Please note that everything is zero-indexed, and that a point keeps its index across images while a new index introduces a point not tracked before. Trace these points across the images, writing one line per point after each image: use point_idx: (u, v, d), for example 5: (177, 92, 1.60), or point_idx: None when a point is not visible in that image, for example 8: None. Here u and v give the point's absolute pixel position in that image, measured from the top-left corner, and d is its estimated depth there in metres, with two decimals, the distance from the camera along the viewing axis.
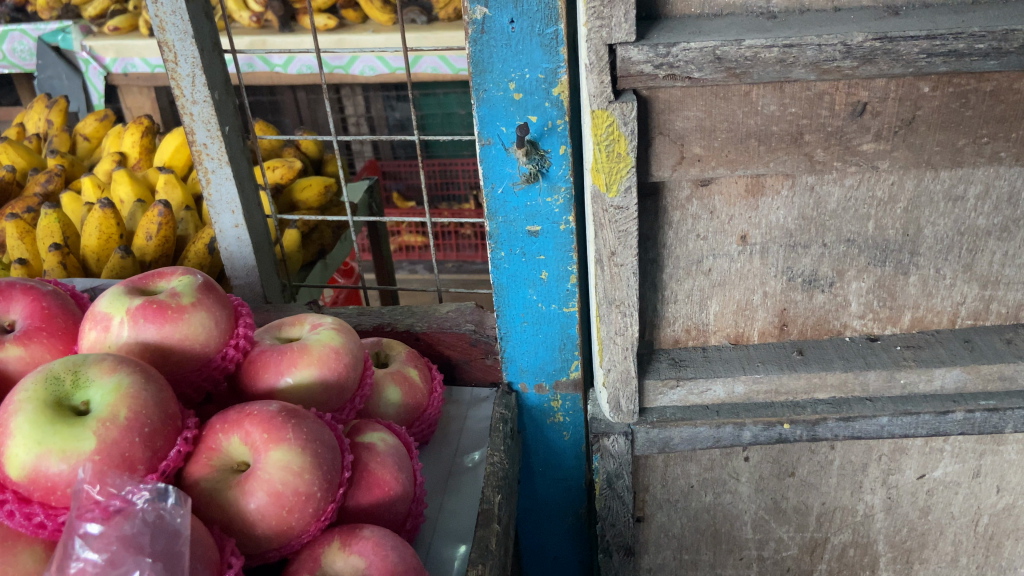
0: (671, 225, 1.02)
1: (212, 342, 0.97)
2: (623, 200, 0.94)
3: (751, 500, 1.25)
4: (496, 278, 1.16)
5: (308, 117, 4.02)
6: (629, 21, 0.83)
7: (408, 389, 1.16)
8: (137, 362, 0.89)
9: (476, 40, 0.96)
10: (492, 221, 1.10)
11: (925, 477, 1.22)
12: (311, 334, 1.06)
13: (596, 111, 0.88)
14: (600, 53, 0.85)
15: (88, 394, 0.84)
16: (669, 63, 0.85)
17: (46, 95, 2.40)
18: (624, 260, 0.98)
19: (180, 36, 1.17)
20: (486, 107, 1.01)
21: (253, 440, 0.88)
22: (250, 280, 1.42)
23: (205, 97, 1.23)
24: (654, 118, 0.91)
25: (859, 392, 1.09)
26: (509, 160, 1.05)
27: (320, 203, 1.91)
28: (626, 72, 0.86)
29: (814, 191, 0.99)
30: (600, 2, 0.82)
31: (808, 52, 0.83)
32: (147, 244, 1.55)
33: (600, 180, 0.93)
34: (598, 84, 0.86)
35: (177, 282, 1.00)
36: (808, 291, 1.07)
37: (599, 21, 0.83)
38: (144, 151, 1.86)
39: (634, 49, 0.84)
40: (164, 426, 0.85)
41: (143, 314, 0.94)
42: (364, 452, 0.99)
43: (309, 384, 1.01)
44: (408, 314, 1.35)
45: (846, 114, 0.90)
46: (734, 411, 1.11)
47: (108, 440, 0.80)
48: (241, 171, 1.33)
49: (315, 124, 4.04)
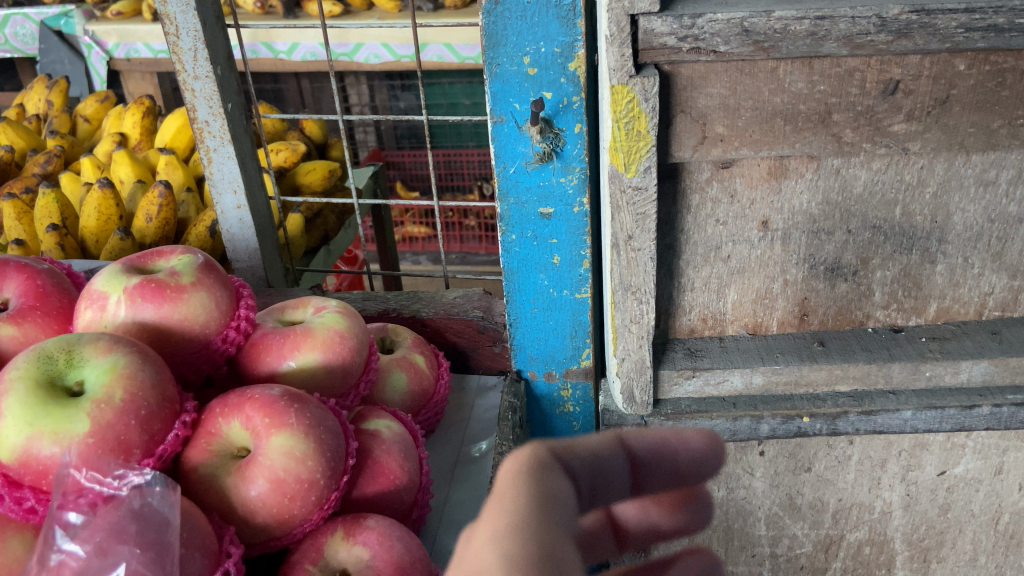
0: (690, 209, 0.98)
1: (212, 323, 0.94)
2: (642, 180, 0.89)
3: (765, 496, 1.21)
4: (506, 262, 1.12)
5: (312, 105, 3.98)
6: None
7: (415, 375, 1.13)
8: (134, 341, 0.85)
9: (489, 11, 0.92)
10: (503, 202, 1.06)
11: (945, 474, 1.18)
12: (315, 317, 1.03)
13: (616, 86, 0.84)
14: (622, 25, 0.80)
15: (82, 374, 0.80)
16: (694, 35, 0.81)
17: (47, 76, 2.36)
18: (642, 244, 0.94)
19: (182, 8, 1.13)
20: (499, 82, 0.97)
21: (254, 424, 0.84)
22: (252, 264, 1.39)
23: (207, 72, 1.19)
24: (676, 95, 0.87)
25: (882, 385, 1.05)
26: (523, 138, 1.01)
27: (324, 187, 1.88)
28: (649, 45, 0.82)
29: (839, 175, 0.95)
30: None
31: (840, 25, 0.79)
32: (147, 226, 1.52)
33: (618, 160, 0.89)
34: (619, 58, 0.82)
35: (177, 262, 0.96)
36: (830, 280, 1.03)
37: None
38: (145, 132, 1.82)
39: (658, 20, 0.80)
40: (161, 409, 0.81)
41: (141, 293, 0.90)
42: (369, 439, 0.95)
43: (312, 368, 0.97)
44: (414, 300, 1.31)
45: (877, 92, 0.86)
46: (751, 404, 1.08)
47: (102, 422, 0.77)
48: (244, 150, 1.29)
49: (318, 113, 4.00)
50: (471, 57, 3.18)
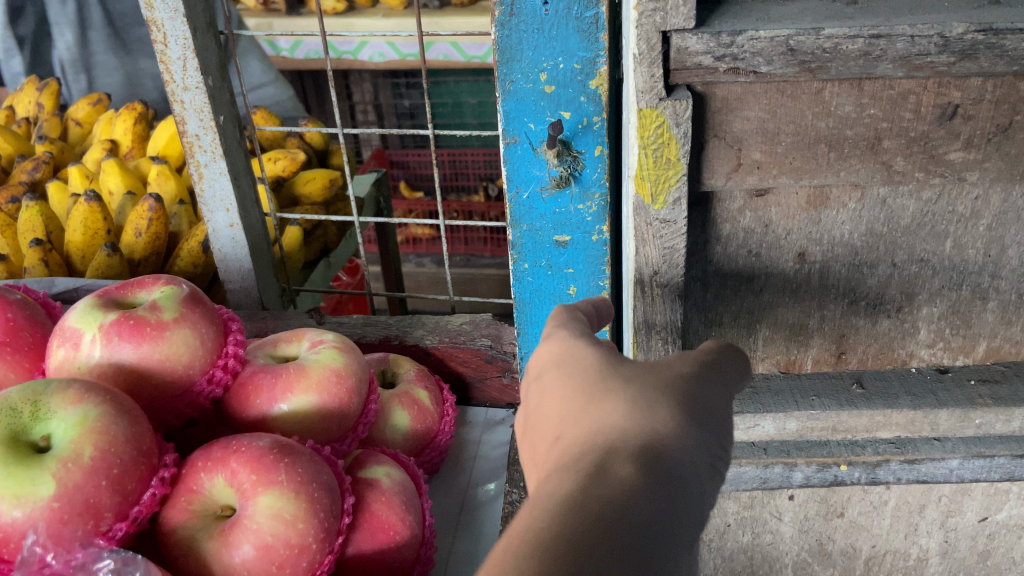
0: (720, 240, 0.89)
1: (197, 363, 0.85)
2: (670, 212, 0.82)
3: (793, 541, 1.13)
4: (518, 292, 1.04)
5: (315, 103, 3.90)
6: (688, 4, 0.70)
7: (418, 413, 1.05)
8: (107, 387, 0.77)
9: (503, 24, 0.84)
10: (516, 228, 0.98)
11: (987, 520, 1.09)
12: (310, 353, 0.94)
13: (643, 109, 0.75)
14: (652, 43, 0.72)
15: (49, 427, 0.72)
16: (732, 55, 0.72)
17: (38, 76, 2.28)
18: (667, 279, 0.87)
19: (170, 14, 1.05)
20: (513, 101, 0.88)
21: (240, 482, 0.76)
22: (246, 285, 1.30)
23: (197, 82, 1.10)
24: (709, 117, 0.78)
25: (927, 432, 0.99)
26: (538, 161, 0.92)
27: (324, 197, 1.80)
28: (682, 65, 0.74)
29: (885, 205, 0.86)
30: None
31: (897, 44, 0.71)
32: (136, 241, 1.44)
33: (645, 190, 0.81)
34: (648, 79, 0.74)
35: (159, 294, 0.88)
36: (871, 316, 0.94)
37: (651, 3, 0.70)
38: (137, 139, 1.74)
39: (693, 37, 0.72)
40: (135, 466, 0.73)
41: (118, 332, 0.82)
42: (366, 490, 0.87)
43: (306, 412, 0.89)
44: (417, 325, 1.23)
45: (933, 117, 0.77)
46: (783, 450, 1.02)
47: (70, 484, 0.68)
48: (238, 164, 1.21)
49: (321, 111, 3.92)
50: (477, 56, 3.10)
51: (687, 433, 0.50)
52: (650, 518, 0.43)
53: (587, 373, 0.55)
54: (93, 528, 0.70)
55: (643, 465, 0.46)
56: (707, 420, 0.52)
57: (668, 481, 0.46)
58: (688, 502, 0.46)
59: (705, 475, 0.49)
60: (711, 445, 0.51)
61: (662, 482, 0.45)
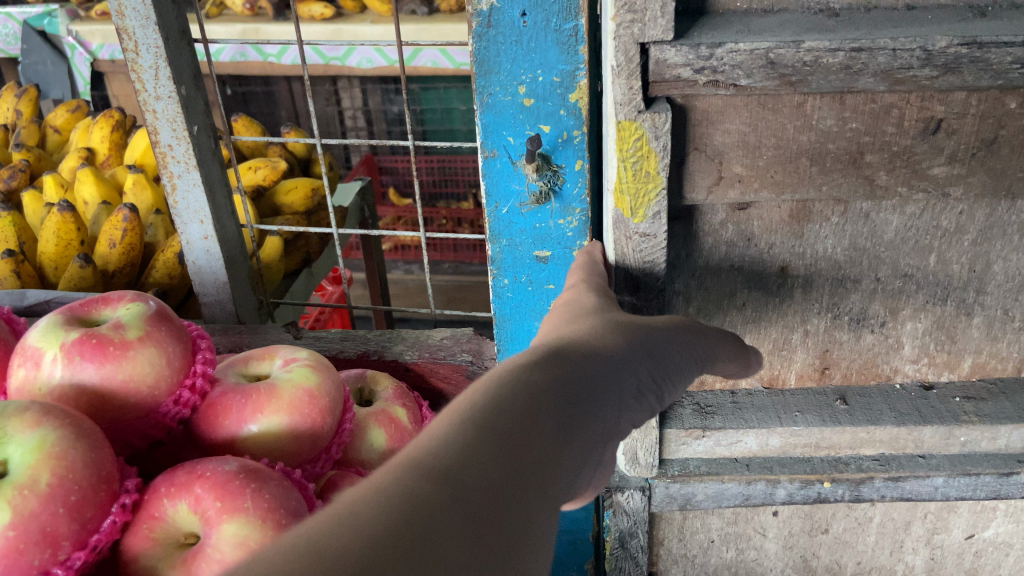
0: (703, 253, 0.88)
1: (163, 383, 0.83)
2: (650, 227, 0.80)
3: (778, 558, 1.11)
4: (497, 308, 1.02)
5: (303, 109, 3.88)
6: (666, 14, 0.68)
7: (395, 431, 1.02)
8: (67, 411, 0.74)
9: (480, 35, 0.82)
10: (495, 243, 0.96)
11: (974, 537, 1.08)
12: (282, 371, 0.92)
13: (622, 121, 0.74)
14: (630, 55, 0.71)
15: (4, 452, 0.69)
16: (712, 67, 0.71)
17: (17, 83, 2.25)
18: (648, 292, 0.86)
19: (141, 22, 1.03)
20: (491, 114, 0.87)
21: (204, 508, 0.73)
22: (221, 298, 1.28)
23: (170, 92, 1.08)
24: (688, 130, 0.77)
25: (912, 449, 0.97)
26: (517, 175, 0.91)
27: (306, 207, 1.78)
28: (661, 78, 0.72)
29: (868, 219, 0.85)
30: None
31: (880, 58, 0.69)
32: (111, 252, 1.41)
33: (624, 204, 0.79)
34: (627, 90, 0.72)
35: (125, 312, 0.85)
36: (855, 331, 0.93)
37: (630, 15, 0.69)
38: (114, 147, 1.71)
39: (672, 50, 0.70)
40: (95, 492, 0.70)
41: (81, 351, 0.79)
42: None
43: (275, 434, 0.87)
44: (397, 340, 1.21)
45: (916, 131, 0.76)
46: (766, 466, 0.99)
47: (25, 512, 0.66)
48: (213, 175, 1.19)
49: (309, 116, 3.91)
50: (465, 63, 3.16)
51: (619, 354, 0.59)
52: (575, 387, 0.51)
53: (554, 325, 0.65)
54: (50, 558, 0.67)
55: (580, 357, 0.55)
56: (637, 351, 0.61)
57: (596, 371, 0.54)
58: (609, 391, 0.54)
59: (628, 385, 0.57)
60: (640, 369, 0.60)
61: (593, 371, 0.54)
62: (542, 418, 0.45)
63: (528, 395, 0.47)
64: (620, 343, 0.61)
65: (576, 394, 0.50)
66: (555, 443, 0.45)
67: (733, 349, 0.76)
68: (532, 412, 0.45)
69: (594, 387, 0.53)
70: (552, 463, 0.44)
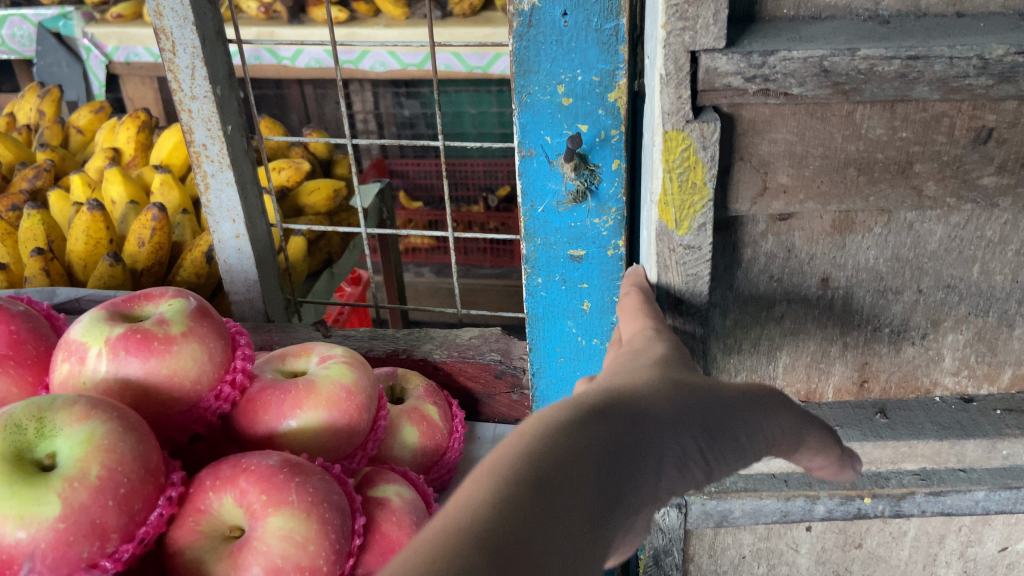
0: (744, 268, 0.87)
1: (205, 378, 0.83)
2: (695, 238, 0.80)
3: (809, 572, 1.10)
4: (530, 307, 1.02)
5: (315, 112, 3.89)
6: (719, 22, 0.68)
7: (428, 429, 1.03)
8: (113, 404, 0.75)
9: (522, 35, 0.82)
10: (530, 242, 0.96)
11: (1007, 550, 1.07)
12: (319, 368, 0.92)
13: (669, 131, 0.73)
14: (680, 63, 0.70)
15: (54, 445, 0.70)
16: (763, 76, 0.70)
17: (39, 84, 2.26)
18: (690, 309, 0.86)
19: (178, 22, 1.03)
20: (529, 113, 0.86)
21: (249, 503, 0.75)
22: (251, 297, 1.28)
23: (205, 91, 1.08)
24: (736, 138, 0.76)
25: (953, 462, 0.97)
26: (554, 175, 0.90)
27: (328, 208, 1.78)
28: (710, 87, 0.71)
29: (912, 230, 0.84)
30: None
31: (936, 66, 0.69)
32: (139, 251, 1.41)
33: (669, 216, 0.79)
34: (675, 100, 0.72)
35: (167, 307, 0.86)
36: (895, 343, 0.92)
37: (680, 22, 0.68)
38: (140, 147, 1.72)
39: (723, 58, 0.69)
40: (142, 485, 0.71)
41: (125, 346, 0.80)
42: (377, 509, 0.85)
43: (315, 430, 0.87)
44: (426, 339, 1.21)
45: (967, 140, 0.75)
46: (805, 482, 1.00)
47: (75, 504, 0.67)
48: (244, 174, 1.19)
49: (321, 120, 3.91)
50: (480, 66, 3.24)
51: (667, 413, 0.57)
52: (612, 459, 0.49)
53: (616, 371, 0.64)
54: (99, 550, 0.68)
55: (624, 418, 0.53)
56: (685, 407, 0.58)
57: (638, 438, 0.53)
58: (647, 457, 0.52)
59: (672, 450, 0.55)
60: (690, 428, 0.57)
61: (634, 437, 0.52)
62: (556, 515, 0.43)
63: (563, 474, 0.46)
64: (672, 399, 0.58)
65: (600, 475, 0.48)
66: (578, 530, 0.44)
67: (822, 438, 0.69)
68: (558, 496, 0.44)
69: (632, 457, 0.51)
70: (558, 559, 0.42)
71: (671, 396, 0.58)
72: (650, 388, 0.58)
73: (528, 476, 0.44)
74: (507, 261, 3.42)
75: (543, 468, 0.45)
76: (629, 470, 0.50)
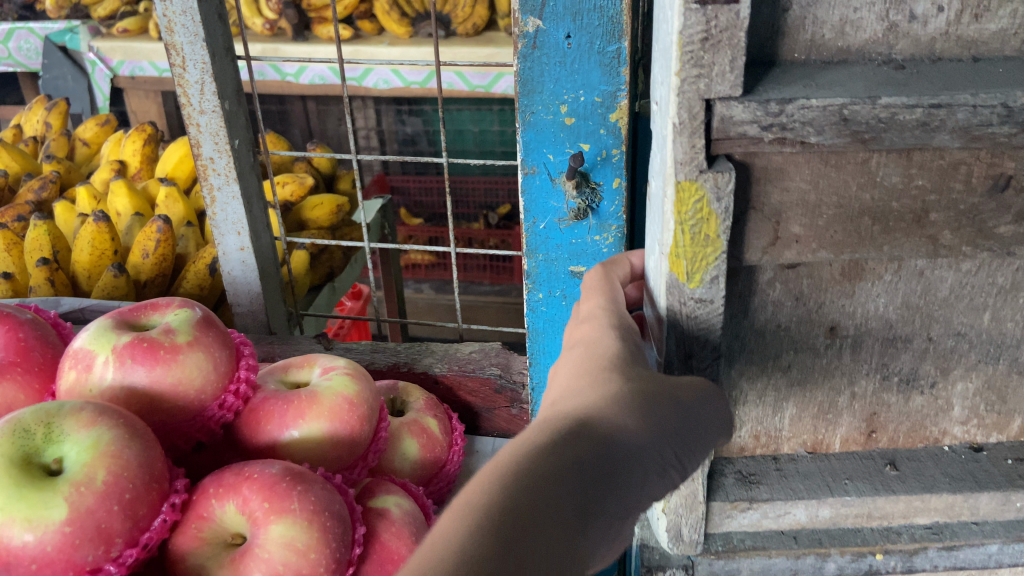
0: (767, 317, 0.73)
1: (209, 387, 0.85)
2: (706, 292, 0.66)
3: None
4: (530, 322, 1.02)
5: (318, 129, 3.93)
6: (735, 69, 0.57)
7: (428, 442, 1.03)
8: (122, 412, 0.76)
9: (526, 56, 0.84)
10: (531, 258, 0.97)
11: None
12: (321, 380, 0.94)
13: (680, 182, 0.61)
14: (693, 112, 0.59)
15: (61, 450, 0.71)
16: (780, 125, 0.59)
17: (48, 97, 2.28)
18: (704, 365, 0.71)
19: (190, 39, 1.06)
20: (532, 132, 0.89)
21: (252, 509, 0.75)
22: (254, 308, 1.30)
23: (214, 106, 1.11)
24: (749, 189, 0.64)
25: None
26: (556, 193, 0.92)
27: (331, 223, 1.81)
28: (725, 136, 0.60)
29: None
30: (699, 44, 0.56)
31: None
32: (143, 262, 1.43)
33: (679, 270, 0.66)
34: (686, 150, 0.60)
35: (173, 316, 0.87)
36: (904, 392, 0.78)
37: (695, 69, 0.57)
38: (145, 160, 1.74)
39: (738, 106, 0.58)
40: (147, 492, 0.72)
41: (132, 353, 0.81)
42: (377, 519, 0.86)
43: (316, 439, 0.88)
44: (427, 352, 1.22)
45: (983, 188, 0.64)
46: (815, 539, 0.83)
47: (82, 508, 0.68)
48: (250, 188, 1.21)
49: (323, 136, 3.95)
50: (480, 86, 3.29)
51: (640, 420, 0.59)
52: (578, 492, 0.52)
53: (589, 355, 0.66)
54: (103, 555, 0.69)
55: (593, 436, 0.56)
56: (666, 410, 0.60)
57: (605, 458, 0.55)
58: (617, 474, 0.55)
59: (648, 462, 0.57)
60: (666, 440, 0.59)
61: (601, 459, 0.55)
62: (518, 547, 0.47)
63: (527, 511, 0.49)
64: (647, 406, 0.60)
65: (570, 508, 0.51)
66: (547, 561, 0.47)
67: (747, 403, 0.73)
68: (527, 535, 0.47)
69: (606, 480, 0.54)
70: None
71: (642, 414, 0.59)
72: (619, 406, 0.59)
73: (488, 526, 0.47)
74: (506, 280, 3.45)
75: (511, 511, 0.48)
76: (595, 500, 0.52)
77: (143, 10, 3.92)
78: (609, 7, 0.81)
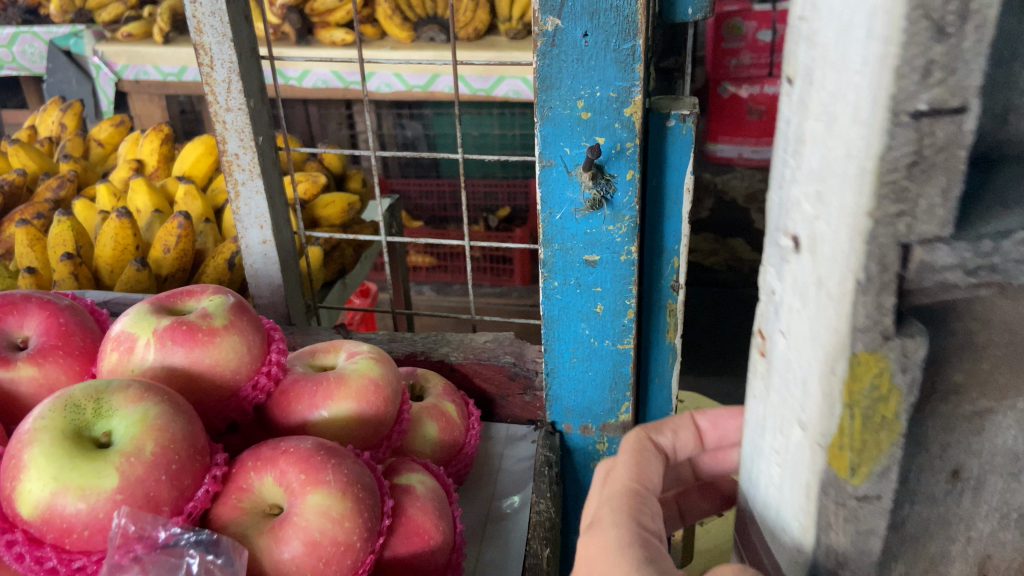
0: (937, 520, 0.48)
1: (244, 369, 0.89)
2: (874, 495, 0.44)
3: None
4: (546, 310, 1.06)
5: (319, 132, 3.99)
6: (951, 200, 0.36)
7: (446, 425, 1.08)
8: (165, 389, 0.80)
9: (545, 53, 0.89)
10: (547, 248, 1.01)
11: None
12: (347, 363, 0.98)
13: (857, 354, 0.39)
14: (884, 259, 0.37)
15: (110, 424, 0.75)
16: (994, 266, 0.38)
17: (61, 99, 2.33)
18: None
19: (218, 39, 1.10)
20: (550, 126, 0.94)
21: (289, 481, 0.79)
22: (274, 300, 1.34)
23: (240, 104, 1.15)
24: (949, 360, 0.40)
25: None
26: (572, 184, 0.97)
27: (342, 220, 1.85)
28: (922, 288, 0.38)
29: None
30: (903, 167, 0.35)
31: None
32: (164, 257, 1.48)
33: (840, 466, 0.43)
34: (871, 312, 0.38)
35: (208, 302, 0.92)
36: None
37: (895, 198, 0.35)
38: (162, 159, 1.78)
39: (946, 247, 0.37)
40: (191, 463, 0.76)
41: (172, 336, 0.86)
42: (403, 495, 0.90)
43: (344, 419, 0.92)
44: (442, 342, 1.26)
45: None
46: None
47: (132, 477, 0.72)
48: (273, 183, 1.25)
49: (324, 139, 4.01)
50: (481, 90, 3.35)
51: None
52: None
53: None
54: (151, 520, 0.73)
55: None
56: None
57: None
58: None
59: None
60: None
61: None
62: None
63: None
64: None
65: None
66: None
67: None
68: None
69: None
70: None
71: None
72: None
73: None
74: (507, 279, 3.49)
75: None
76: None
77: (147, 15, 3.98)
78: (625, 7, 0.85)
